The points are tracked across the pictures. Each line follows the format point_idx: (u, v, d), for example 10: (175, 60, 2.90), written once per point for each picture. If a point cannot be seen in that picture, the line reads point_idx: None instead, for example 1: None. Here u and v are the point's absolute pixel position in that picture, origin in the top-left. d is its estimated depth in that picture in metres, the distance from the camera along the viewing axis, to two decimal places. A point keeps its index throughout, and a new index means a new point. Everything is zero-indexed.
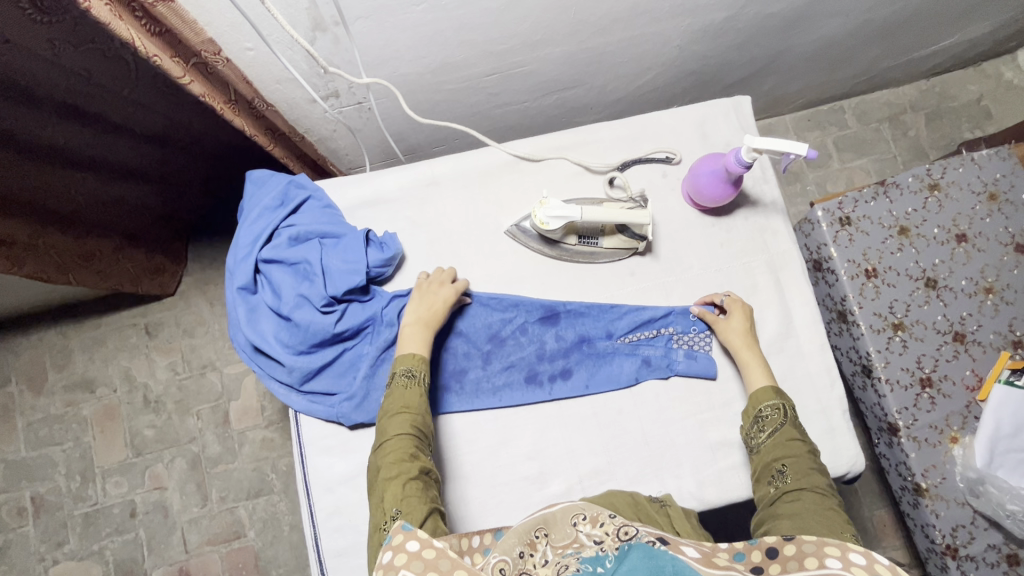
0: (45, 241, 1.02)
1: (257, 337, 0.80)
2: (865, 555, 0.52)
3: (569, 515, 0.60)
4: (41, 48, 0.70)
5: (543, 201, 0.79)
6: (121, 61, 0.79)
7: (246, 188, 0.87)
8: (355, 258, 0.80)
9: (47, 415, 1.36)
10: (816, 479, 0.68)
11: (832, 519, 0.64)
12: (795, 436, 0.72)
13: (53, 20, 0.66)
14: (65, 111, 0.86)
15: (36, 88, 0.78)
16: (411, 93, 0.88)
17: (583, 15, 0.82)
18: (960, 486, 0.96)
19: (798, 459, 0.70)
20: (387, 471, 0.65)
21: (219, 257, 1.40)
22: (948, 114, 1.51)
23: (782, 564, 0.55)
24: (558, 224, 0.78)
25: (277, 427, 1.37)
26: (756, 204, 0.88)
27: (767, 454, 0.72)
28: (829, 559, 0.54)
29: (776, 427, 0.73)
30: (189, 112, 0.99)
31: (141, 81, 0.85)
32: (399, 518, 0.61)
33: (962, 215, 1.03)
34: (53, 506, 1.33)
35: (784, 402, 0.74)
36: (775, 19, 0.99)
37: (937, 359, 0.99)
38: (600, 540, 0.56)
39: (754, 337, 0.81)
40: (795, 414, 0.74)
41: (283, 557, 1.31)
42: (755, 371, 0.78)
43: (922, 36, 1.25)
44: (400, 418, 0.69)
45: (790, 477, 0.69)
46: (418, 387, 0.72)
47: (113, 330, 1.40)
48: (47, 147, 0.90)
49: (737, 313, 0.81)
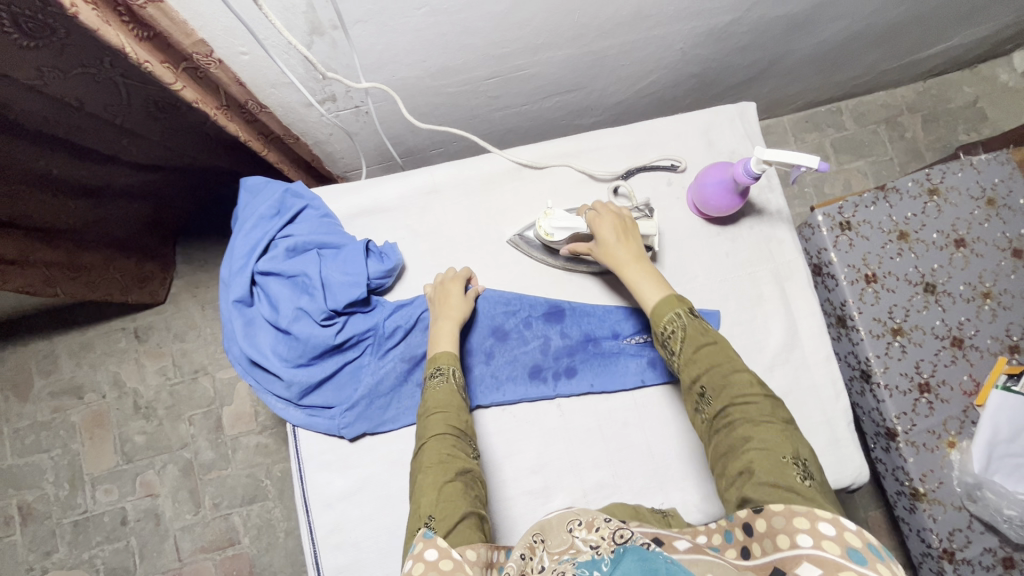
0: (34, 256, 1.00)
1: (254, 351, 0.78)
2: (834, 524, 0.50)
3: (565, 522, 0.57)
4: (29, 76, 0.66)
5: (548, 211, 0.81)
6: (112, 87, 0.75)
7: (241, 196, 0.85)
8: (353, 266, 0.78)
9: (34, 422, 1.33)
10: (741, 388, 0.63)
11: (770, 442, 0.59)
12: (703, 338, 0.67)
13: (43, 45, 0.62)
14: (53, 141, 0.84)
15: (24, 120, 0.76)
16: (411, 97, 0.86)
17: (588, 19, 0.80)
18: (958, 490, 0.96)
19: (717, 369, 0.65)
20: (425, 474, 0.62)
21: (210, 259, 1.37)
22: (944, 116, 1.51)
23: (759, 541, 0.53)
24: (564, 236, 0.80)
25: (272, 432, 1.34)
26: (762, 213, 0.87)
27: (688, 373, 0.67)
28: (799, 535, 0.50)
29: (684, 336, 0.68)
30: (183, 137, 0.95)
31: (135, 107, 0.81)
32: (431, 524, 0.57)
33: (960, 220, 1.02)
34: (42, 515, 1.30)
35: (676, 310, 0.69)
36: (779, 22, 0.98)
37: (935, 363, 0.99)
38: (597, 545, 0.54)
39: (637, 250, 0.75)
40: (694, 318, 0.69)
41: (278, 563, 1.29)
42: (644, 288, 0.73)
43: (923, 39, 1.24)
44: (435, 419, 0.66)
45: (714, 396, 0.64)
46: (448, 383, 0.70)
47: (101, 335, 1.37)
48: (36, 168, 0.87)
49: (600, 226, 0.76)
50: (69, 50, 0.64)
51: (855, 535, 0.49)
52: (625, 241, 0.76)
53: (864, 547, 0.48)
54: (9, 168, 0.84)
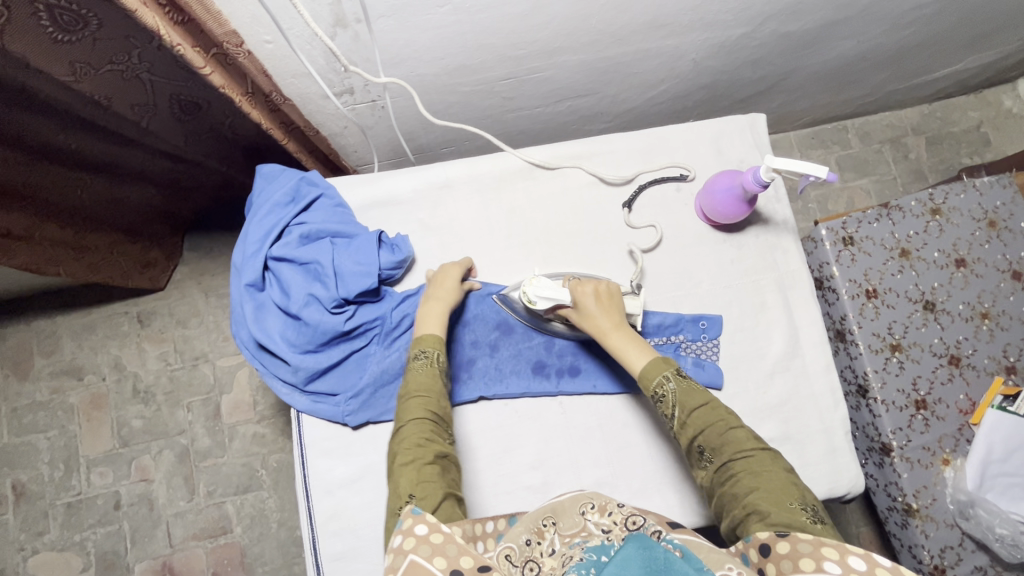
0: (41, 233, 1.01)
1: (262, 335, 0.79)
2: (866, 559, 0.49)
3: (577, 504, 0.59)
4: (61, 71, 0.67)
5: (534, 278, 0.77)
6: (140, 86, 0.76)
7: (256, 182, 0.86)
8: (374, 258, 0.79)
9: (32, 401, 1.33)
10: (738, 443, 0.63)
11: (775, 490, 0.60)
12: (694, 400, 0.67)
13: (77, 39, 0.63)
14: (76, 123, 0.85)
15: (53, 103, 0.78)
16: (427, 93, 0.87)
17: (604, 25, 0.81)
18: (951, 508, 0.97)
19: (712, 428, 0.65)
20: (402, 456, 0.63)
21: (217, 248, 1.39)
22: (948, 139, 1.53)
23: (777, 563, 0.52)
24: (547, 305, 0.76)
25: (269, 422, 1.35)
26: (768, 222, 0.89)
27: (684, 435, 0.67)
28: (827, 562, 0.50)
29: (678, 401, 0.67)
30: (205, 143, 0.97)
31: (160, 107, 0.82)
32: (412, 502, 0.58)
33: (961, 240, 1.04)
34: (35, 495, 1.30)
35: (669, 373, 0.69)
36: (791, 38, 0.99)
37: (932, 381, 1.00)
38: (608, 529, 0.56)
39: (619, 317, 0.75)
40: (683, 377, 0.69)
41: (269, 554, 1.29)
42: (630, 353, 0.72)
43: (930, 62, 1.26)
44: (414, 402, 0.67)
45: (714, 454, 0.64)
46: (431, 367, 0.71)
47: (104, 318, 1.37)
48: (57, 146, 0.88)
49: (583, 297, 0.76)
50: (100, 44, 0.65)
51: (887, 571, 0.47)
52: (606, 311, 0.75)
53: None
54: (29, 145, 0.86)
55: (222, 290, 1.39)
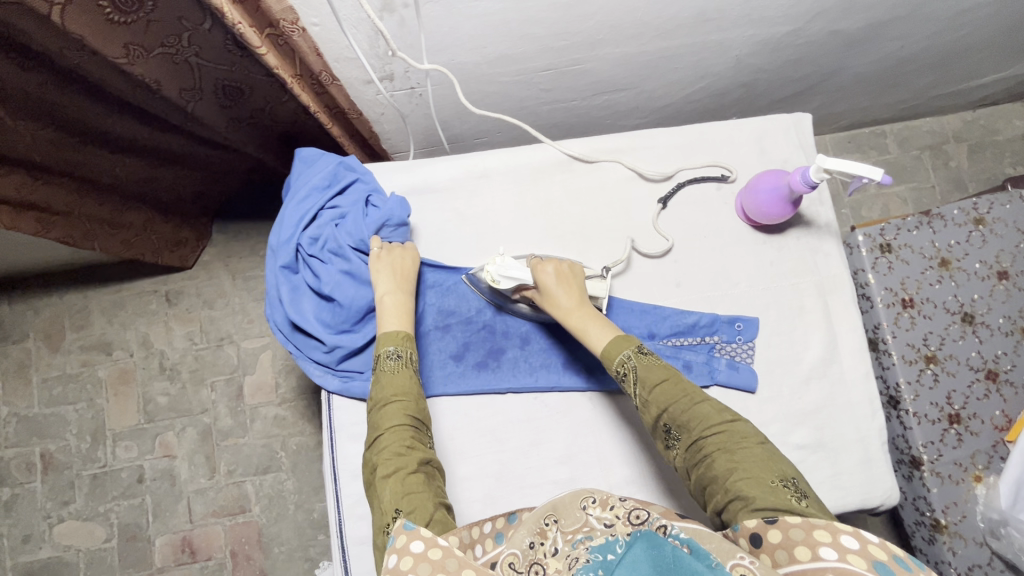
0: (80, 209, 1.02)
1: (297, 316, 0.80)
2: (856, 537, 0.47)
3: (578, 499, 0.55)
4: (116, 54, 0.67)
5: (498, 257, 0.78)
6: (188, 70, 0.77)
7: (295, 166, 0.86)
8: (370, 226, 0.80)
9: (63, 373, 1.36)
10: (704, 418, 0.61)
11: (755, 468, 0.57)
12: (656, 376, 0.65)
13: (132, 21, 0.65)
14: (121, 104, 0.87)
15: (103, 86, 0.79)
16: (466, 82, 0.87)
17: (650, 18, 0.80)
18: (981, 525, 0.94)
19: (676, 404, 0.62)
20: (381, 468, 0.62)
21: (245, 230, 1.40)
22: (991, 147, 1.48)
23: (771, 552, 0.50)
24: (509, 284, 0.77)
25: (291, 405, 1.36)
26: (810, 225, 0.87)
27: (648, 413, 0.65)
28: (821, 548, 0.47)
29: (639, 376, 0.66)
30: (245, 129, 0.97)
31: (205, 92, 0.82)
32: (400, 516, 0.58)
33: (1005, 252, 1.01)
34: (62, 465, 1.33)
35: (632, 351, 0.68)
36: (839, 37, 0.96)
37: (967, 396, 0.97)
38: (612, 523, 0.53)
39: (581, 296, 0.75)
40: (648, 352, 0.68)
41: (286, 535, 1.31)
42: (593, 335, 0.72)
43: (979, 67, 1.22)
44: (393, 408, 0.67)
45: (681, 433, 0.62)
46: (406, 368, 0.71)
47: (134, 295, 1.40)
48: (102, 126, 0.89)
49: (542, 273, 0.76)
50: (155, 25, 0.67)
51: (879, 549, 0.46)
52: (569, 290, 0.75)
53: (890, 560, 0.45)
54: (76, 124, 0.87)
55: (248, 273, 1.40)
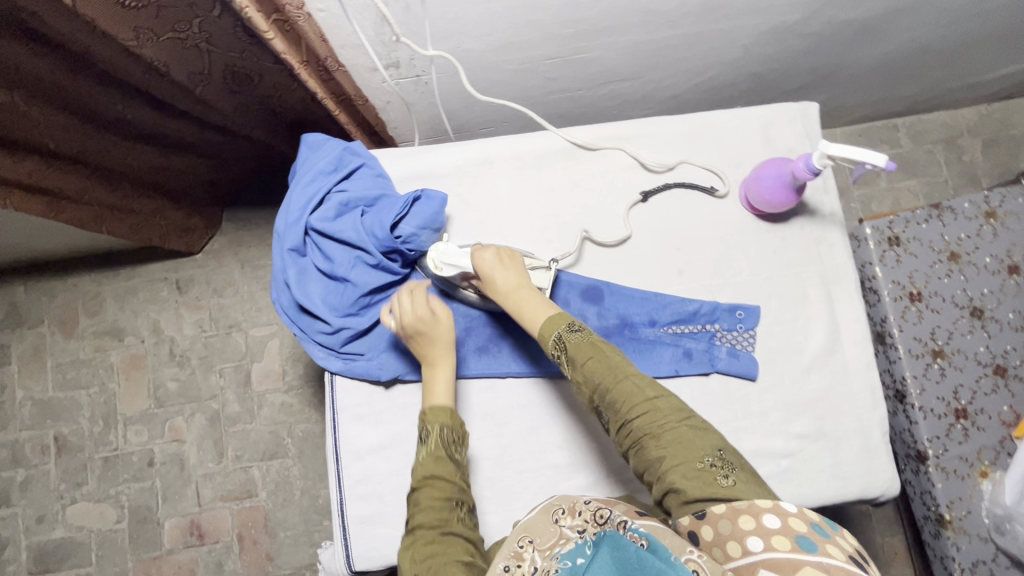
0: (92, 196, 1.04)
1: (304, 298, 0.81)
2: (777, 515, 0.51)
3: (549, 514, 0.59)
4: (125, 36, 0.68)
5: (440, 245, 0.80)
6: (197, 54, 0.78)
7: (300, 151, 0.87)
8: (417, 218, 0.80)
9: (76, 358, 1.39)
10: (631, 401, 0.61)
11: (683, 453, 0.58)
12: (583, 356, 0.64)
13: (141, 5, 0.66)
14: (133, 91, 0.88)
15: (114, 72, 0.81)
16: (471, 70, 0.87)
17: (656, 5, 0.80)
18: (986, 521, 0.94)
19: (605, 388, 0.63)
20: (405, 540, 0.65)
21: (253, 219, 1.42)
22: (1007, 141, 1.46)
23: (708, 549, 0.53)
24: (451, 272, 0.79)
25: (297, 392, 1.38)
26: (815, 214, 0.86)
27: (583, 395, 0.65)
28: (749, 538, 0.51)
29: (570, 357, 0.65)
30: (252, 115, 0.98)
31: (214, 77, 0.83)
32: None
33: (1016, 245, 0.99)
34: (76, 447, 1.36)
35: (562, 332, 0.67)
36: (849, 27, 0.95)
37: (975, 391, 0.96)
38: (583, 528, 0.57)
39: (519, 276, 0.74)
40: (585, 331, 0.67)
41: (292, 520, 1.33)
42: (529, 312, 0.71)
43: (994, 59, 1.20)
44: (423, 493, 0.67)
45: (612, 415, 0.63)
46: (437, 449, 0.70)
47: (145, 282, 1.42)
48: (113, 112, 0.91)
49: (480, 258, 0.76)
50: (165, 9, 0.68)
51: (798, 521, 0.51)
52: (507, 271, 0.75)
53: (809, 531, 0.50)
54: (91, 112, 0.89)
55: (257, 262, 1.42)
